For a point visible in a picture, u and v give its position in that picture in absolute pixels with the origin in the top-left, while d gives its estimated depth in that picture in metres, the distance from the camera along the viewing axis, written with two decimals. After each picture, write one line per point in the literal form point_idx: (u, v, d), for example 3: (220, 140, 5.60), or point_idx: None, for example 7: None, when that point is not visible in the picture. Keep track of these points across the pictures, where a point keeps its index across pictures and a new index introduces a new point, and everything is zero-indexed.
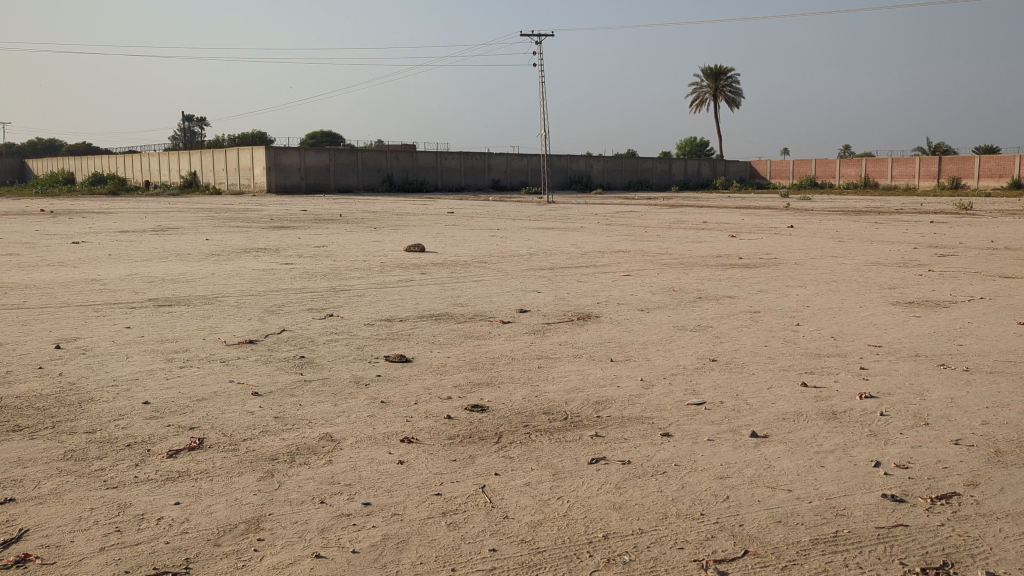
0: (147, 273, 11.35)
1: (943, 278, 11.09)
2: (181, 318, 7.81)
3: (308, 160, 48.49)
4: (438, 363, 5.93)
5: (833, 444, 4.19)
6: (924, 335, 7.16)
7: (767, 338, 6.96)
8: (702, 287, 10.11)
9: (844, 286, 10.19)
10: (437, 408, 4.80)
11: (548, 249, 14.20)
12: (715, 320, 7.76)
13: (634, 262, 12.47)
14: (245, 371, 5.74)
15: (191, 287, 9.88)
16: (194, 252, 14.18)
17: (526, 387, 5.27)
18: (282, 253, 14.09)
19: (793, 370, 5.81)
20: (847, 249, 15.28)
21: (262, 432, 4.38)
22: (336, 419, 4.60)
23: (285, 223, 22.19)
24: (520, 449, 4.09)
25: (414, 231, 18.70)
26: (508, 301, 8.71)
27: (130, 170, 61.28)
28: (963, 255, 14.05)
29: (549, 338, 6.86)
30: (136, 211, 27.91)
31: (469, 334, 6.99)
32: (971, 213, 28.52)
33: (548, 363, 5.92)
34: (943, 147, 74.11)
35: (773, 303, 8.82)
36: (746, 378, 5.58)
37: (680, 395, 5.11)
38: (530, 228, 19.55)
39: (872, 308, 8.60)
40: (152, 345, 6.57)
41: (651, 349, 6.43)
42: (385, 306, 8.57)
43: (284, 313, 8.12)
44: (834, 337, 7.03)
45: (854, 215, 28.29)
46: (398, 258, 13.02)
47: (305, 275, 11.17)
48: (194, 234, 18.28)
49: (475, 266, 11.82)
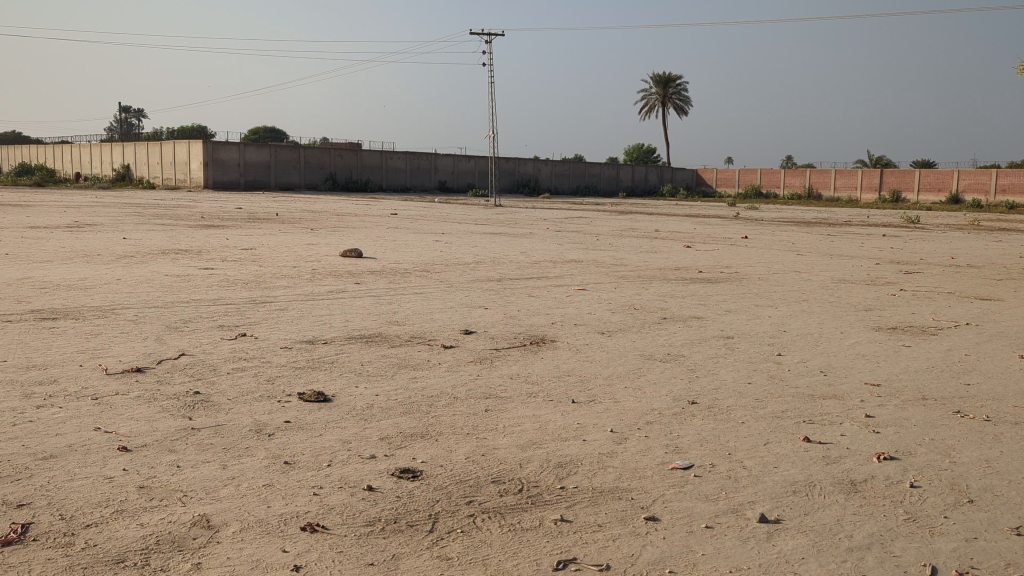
0: (43, 277, 10.03)
1: (918, 299, 10.41)
2: (61, 337, 6.57)
3: (247, 156, 46.70)
4: (363, 405, 4.84)
5: (868, 536, 3.26)
6: (923, 370, 6.31)
7: (748, 373, 6.02)
8: (666, 304, 9.22)
9: (819, 307, 9.38)
10: (355, 474, 3.73)
11: (497, 257, 13.22)
12: (686, 348, 6.82)
13: (590, 274, 11.52)
14: (118, 414, 4.57)
15: (87, 296, 8.61)
16: (105, 253, 12.83)
17: (470, 441, 4.23)
18: (205, 256, 12.85)
19: (788, 419, 4.88)
20: (809, 264, 14.58)
21: (116, 514, 3.25)
22: (222, 491, 3.50)
23: (215, 221, 20.87)
24: (463, 544, 3.07)
25: (353, 234, 17.55)
26: (452, 319, 7.65)
27: (59, 162, 58.66)
28: (931, 274, 13.43)
29: (497, 368, 5.83)
30: (59, 204, 26.19)
31: (404, 363, 5.92)
32: (922, 226, 28.48)
33: (497, 406, 4.88)
34: (884, 160, 75.86)
35: (745, 327, 7.92)
36: (735, 429, 4.63)
37: (661, 455, 4.13)
38: (477, 232, 18.60)
39: (856, 335, 7.75)
40: (12, 374, 5.35)
41: (619, 386, 5.45)
42: (310, 323, 7.44)
43: (190, 331, 6.94)
44: (824, 372, 6.14)
45: (805, 226, 27.92)
46: (332, 264, 11.88)
47: (226, 282, 10.00)
48: (112, 232, 16.81)
49: (417, 275, 10.77)
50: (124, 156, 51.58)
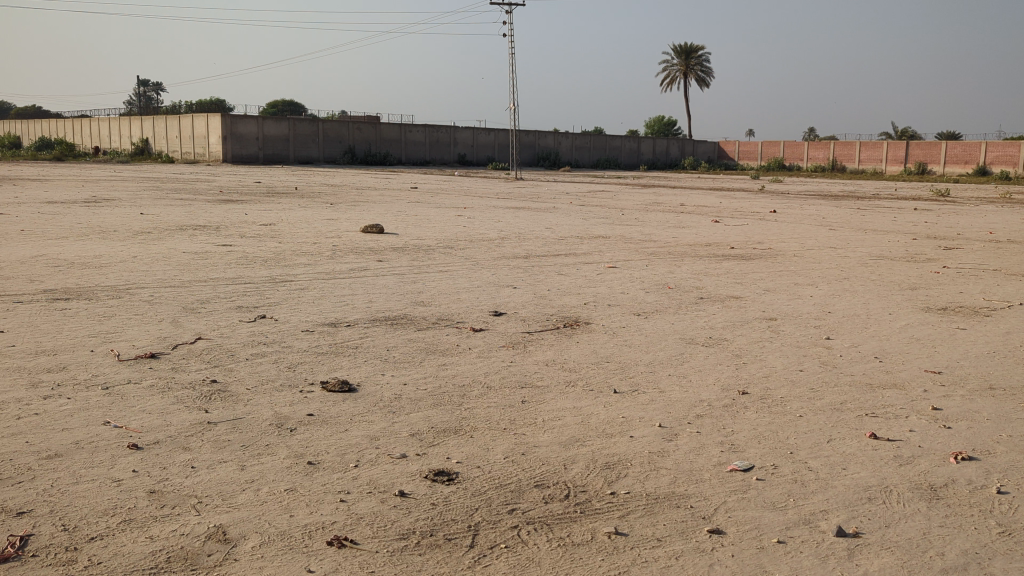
0: (57, 254, 9.77)
1: (963, 276, 9.94)
2: (72, 318, 6.29)
3: (266, 130, 46.38)
4: (390, 396, 4.51)
5: (962, 554, 2.90)
6: (985, 356, 5.90)
7: (798, 359, 5.64)
8: (701, 283, 8.82)
9: (861, 286, 8.95)
10: (385, 477, 3.40)
11: (522, 233, 12.86)
12: (728, 331, 6.45)
13: (619, 251, 11.12)
14: (130, 405, 4.27)
15: (101, 275, 8.33)
16: (122, 230, 12.56)
17: (507, 439, 3.89)
18: (223, 232, 12.57)
19: (849, 412, 4.50)
20: (844, 239, 14.07)
21: (124, 525, 2.95)
22: (239, 497, 3.18)
23: (233, 195, 20.59)
24: (508, 563, 2.74)
25: (373, 208, 17.20)
26: (480, 300, 7.30)
27: (79, 136, 58.73)
28: (971, 250, 12.94)
29: (531, 354, 5.48)
30: (77, 179, 26.07)
31: (432, 348, 5.58)
32: (953, 200, 27.80)
33: (534, 397, 4.54)
34: (910, 133, 74.49)
35: (788, 308, 7.52)
36: (795, 423, 4.26)
37: (718, 455, 3.77)
38: (500, 207, 18.23)
39: (905, 317, 7.33)
40: (20, 360, 5.08)
41: (662, 374, 5.10)
42: (333, 304, 7.12)
43: (207, 313, 6.64)
44: (879, 359, 5.74)
45: (833, 200, 27.35)
46: (353, 241, 11.55)
47: (244, 260, 9.69)
48: (129, 208, 16.55)
49: (441, 252, 10.44)
50: (143, 129, 51.48)
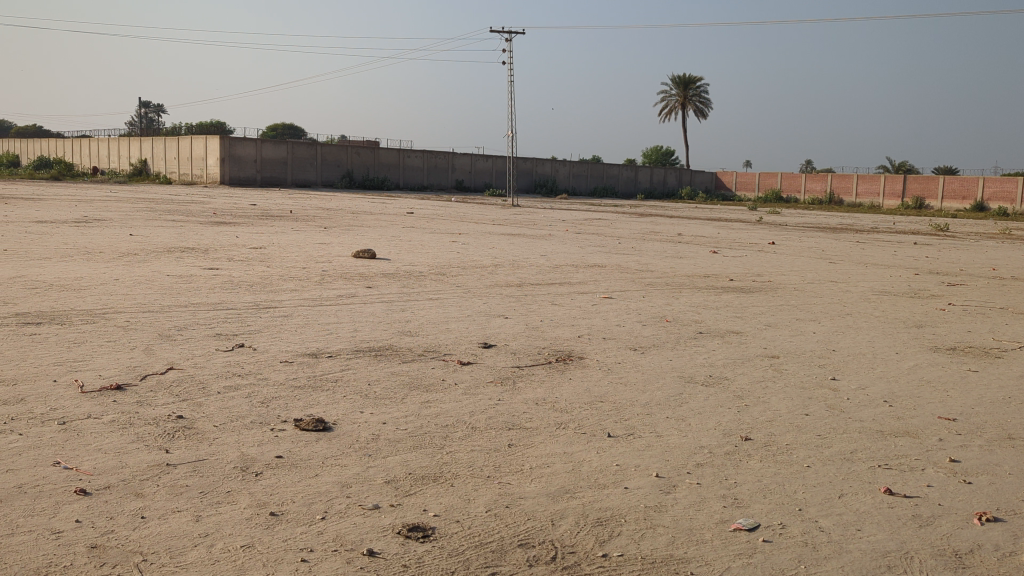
0: (38, 275, 9.46)
1: (970, 314, 9.65)
2: (40, 345, 5.96)
3: (264, 152, 46.22)
4: (367, 437, 4.19)
5: None
6: (999, 402, 5.59)
7: (803, 402, 5.33)
8: (699, 316, 8.53)
9: (865, 323, 8.65)
10: (354, 532, 3.08)
11: (516, 260, 12.57)
12: (729, 369, 6.15)
13: (615, 281, 10.83)
14: (85, 444, 3.94)
15: (79, 299, 8.01)
16: (108, 251, 12.25)
17: (492, 489, 3.56)
18: (211, 255, 12.27)
19: (861, 463, 4.18)
20: (845, 273, 13.80)
21: None
22: (189, 555, 2.86)
23: (227, 217, 20.31)
24: None
25: (367, 233, 16.91)
26: (469, 331, 6.99)
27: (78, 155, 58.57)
28: (975, 287, 12.67)
29: (520, 392, 5.16)
30: (73, 199, 25.78)
31: (416, 383, 5.27)
32: (953, 235, 27.60)
33: (523, 441, 4.22)
34: (908, 167, 74.77)
35: (791, 345, 7.21)
36: (803, 475, 3.95)
37: (721, 511, 3.45)
38: (496, 234, 17.98)
39: (913, 357, 7.03)
40: None
41: (659, 416, 4.78)
42: (316, 332, 6.81)
43: (183, 341, 6.32)
44: (889, 403, 5.42)
45: (832, 232, 27.16)
46: (344, 266, 11.26)
47: (229, 284, 9.39)
48: (119, 229, 16.23)
49: (432, 279, 10.14)
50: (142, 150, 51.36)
